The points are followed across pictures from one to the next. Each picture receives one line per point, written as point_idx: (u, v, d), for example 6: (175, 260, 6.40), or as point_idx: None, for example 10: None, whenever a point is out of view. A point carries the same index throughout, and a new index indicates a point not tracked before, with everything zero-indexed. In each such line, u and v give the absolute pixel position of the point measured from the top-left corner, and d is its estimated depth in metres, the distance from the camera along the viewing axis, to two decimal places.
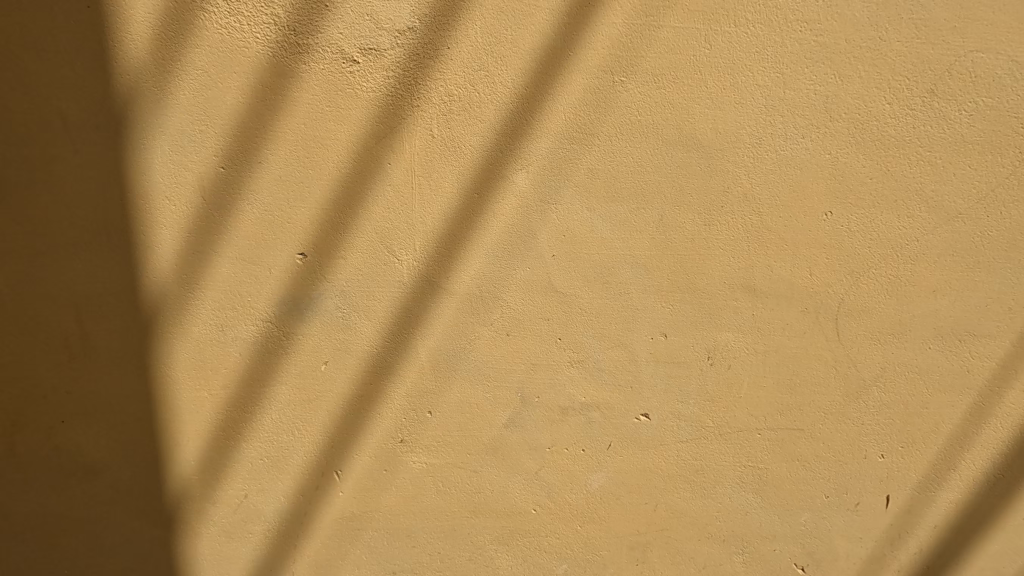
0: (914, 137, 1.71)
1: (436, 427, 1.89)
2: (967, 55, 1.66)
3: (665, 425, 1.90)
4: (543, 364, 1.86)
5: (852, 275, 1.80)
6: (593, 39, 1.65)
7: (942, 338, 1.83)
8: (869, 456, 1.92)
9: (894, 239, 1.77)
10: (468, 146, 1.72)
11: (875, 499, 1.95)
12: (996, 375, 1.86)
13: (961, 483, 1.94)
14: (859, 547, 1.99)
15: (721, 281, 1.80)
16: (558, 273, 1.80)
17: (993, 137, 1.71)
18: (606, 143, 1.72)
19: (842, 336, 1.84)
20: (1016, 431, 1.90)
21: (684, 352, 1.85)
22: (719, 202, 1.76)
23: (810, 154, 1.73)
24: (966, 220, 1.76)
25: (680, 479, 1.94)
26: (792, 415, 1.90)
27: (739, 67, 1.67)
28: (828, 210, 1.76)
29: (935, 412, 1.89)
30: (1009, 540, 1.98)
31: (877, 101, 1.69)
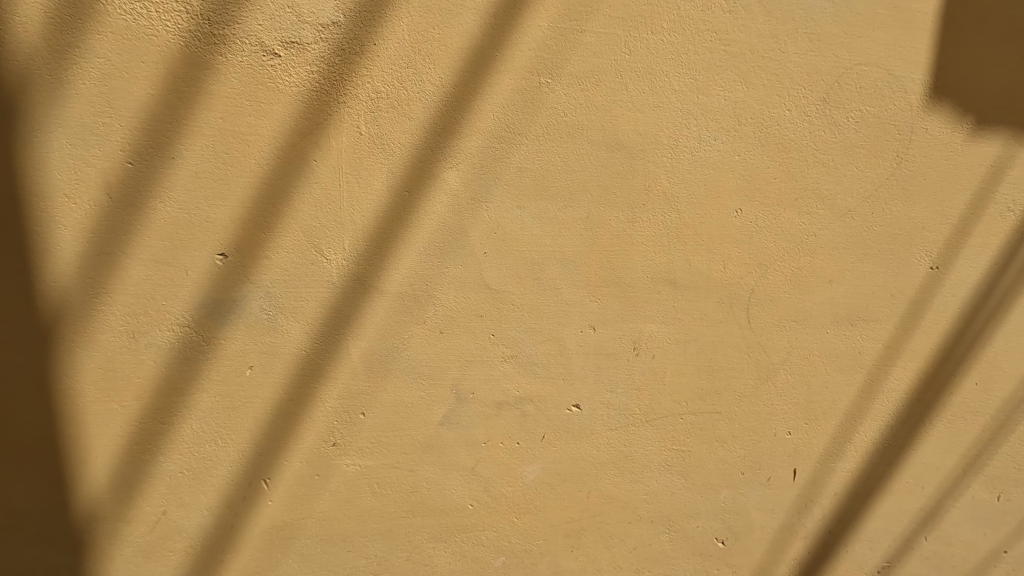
0: (811, 141, 1.88)
1: (370, 428, 1.87)
2: (853, 68, 1.85)
3: (596, 414, 1.98)
4: (477, 361, 1.88)
5: (761, 267, 1.95)
6: (520, 40, 1.69)
7: (838, 323, 2.03)
8: (778, 433, 2.09)
9: (796, 234, 1.94)
10: (397, 144, 1.71)
11: (784, 473, 2.12)
12: (883, 355, 2.08)
13: (856, 453, 2.15)
14: (772, 518, 2.15)
15: (644, 275, 1.90)
16: (491, 270, 1.83)
17: (877, 142, 1.91)
18: (535, 142, 1.77)
19: (753, 324, 1.99)
20: (900, 403, 2.13)
21: (612, 343, 1.93)
22: (641, 200, 1.85)
23: (722, 156, 1.86)
24: (855, 216, 1.96)
25: (611, 466, 2.02)
26: (710, 400, 2.03)
27: (657, 72, 1.77)
28: (738, 207, 1.90)
29: (833, 391, 2.08)
30: (897, 502, 2.21)
31: (779, 108, 1.85)
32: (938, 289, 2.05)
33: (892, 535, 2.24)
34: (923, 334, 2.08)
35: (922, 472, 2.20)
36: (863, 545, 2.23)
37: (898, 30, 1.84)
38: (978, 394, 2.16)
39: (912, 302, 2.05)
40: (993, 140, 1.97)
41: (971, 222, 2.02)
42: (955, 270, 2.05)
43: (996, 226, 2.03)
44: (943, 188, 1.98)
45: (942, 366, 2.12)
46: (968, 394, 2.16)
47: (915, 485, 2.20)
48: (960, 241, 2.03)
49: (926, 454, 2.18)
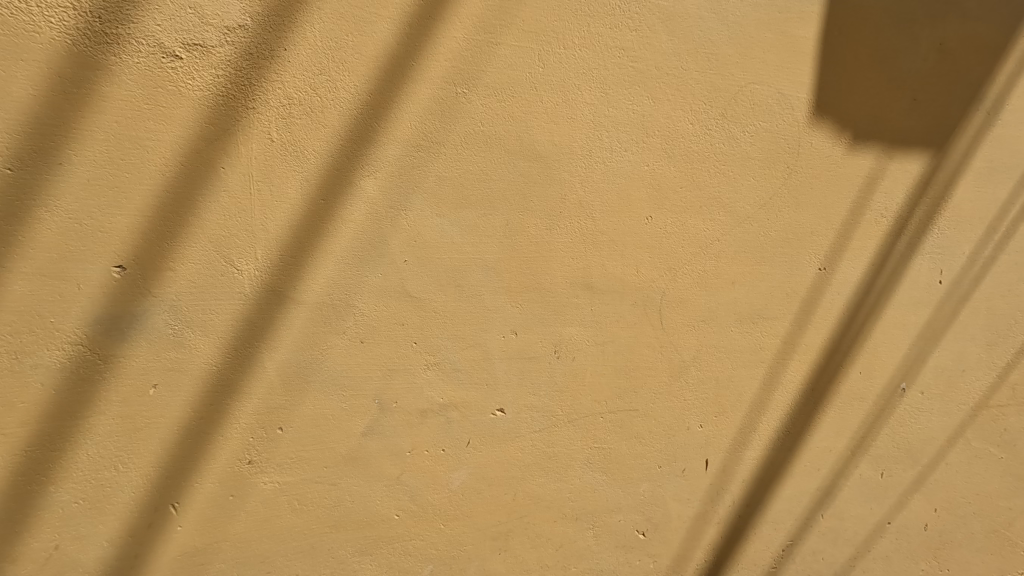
0: (713, 152, 2.02)
1: (289, 443, 1.81)
2: (746, 87, 2.01)
3: (520, 417, 2.02)
4: (400, 369, 1.87)
5: (671, 271, 2.07)
6: (436, 51, 1.72)
7: (741, 322, 2.19)
8: (691, 427, 2.22)
9: (701, 239, 2.07)
10: (311, 152, 1.68)
11: (698, 464, 2.26)
12: (781, 349, 2.26)
13: (761, 442, 2.32)
14: (688, 507, 2.28)
15: (563, 280, 1.97)
16: (412, 278, 1.83)
17: (770, 154, 2.09)
18: (453, 151, 1.79)
19: (665, 324, 2.10)
20: (796, 394, 2.32)
21: (533, 347, 1.98)
22: (558, 208, 1.92)
23: (633, 165, 1.96)
24: (753, 222, 2.12)
25: (536, 467, 2.07)
26: (628, 397, 2.13)
27: (570, 85, 1.85)
28: (649, 215, 2.00)
29: (739, 385, 2.24)
30: (797, 484, 2.40)
31: (683, 121, 1.98)
32: (826, 287, 2.26)
33: (794, 515, 2.43)
34: (815, 329, 2.28)
35: (817, 456, 2.40)
36: (769, 526, 2.40)
37: (784, 53, 2.03)
38: (862, 382, 2.40)
39: (804, 301, 2.24)
40: (867, 154, 2.20)
41: (852, 227, 2.24)
42: (840, 270, 2.26)
43: (873, 230, 2.26)
44: (828, 196, 2.19)
45: (831, 358, 2.33)
46: (854, 382, 2.39)
47: (812, 467, 2.41)
48: (843, 244, 2.24)
49: (820, 439, 2.39)
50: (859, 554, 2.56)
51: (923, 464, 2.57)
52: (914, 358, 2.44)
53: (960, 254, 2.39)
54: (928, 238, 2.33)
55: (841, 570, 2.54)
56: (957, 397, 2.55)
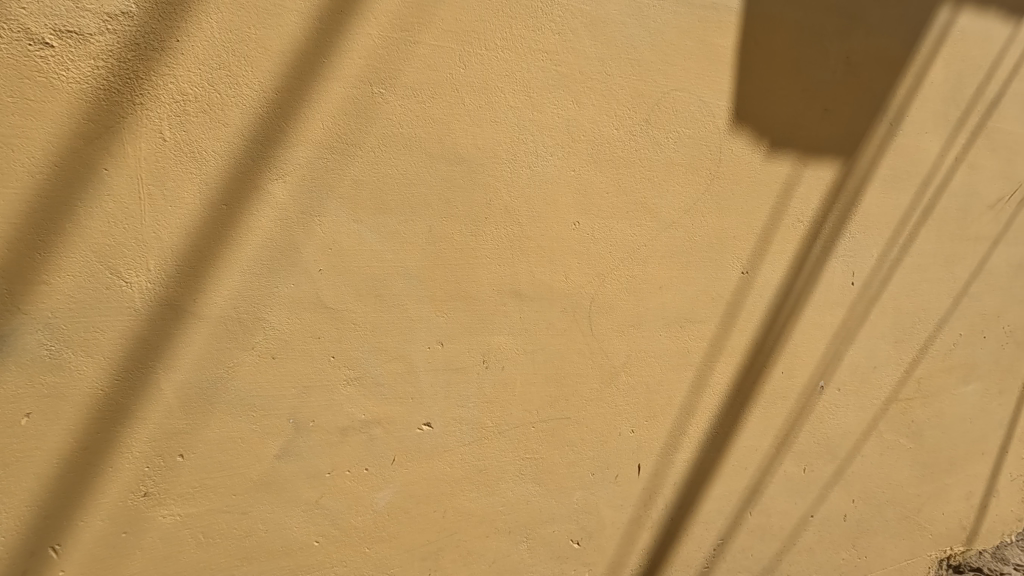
0: (638, 157, 2.03)
1: (192, 471, 1.65)
2: (669, 93, 2.03)
3: (448, 431, 1.94)
4: (317, 386, 1.75)
5: (600, 276, 2.05)
6: (349, 48, 1.63)
7: (669, 325, 2.20)
8: (623, 432, 2.21)
9: (629, 244, 2.08)
10: (210, 153, 1.55)
11: (630, 469, 2.25)
12: (708, 352, 2.30)
13: (691, 444, 2.35)
14: (622, 513, 2.27)
15: (490, 287, 1.91)
16: (328, 289, 1.72)
17: (693, 160, 2.12)
18: (370, 154, 1.70)
19: (595, 331, 2.09)
20: (724, 395, 2.37)
21: (461, 357, 1.91)
22: (483, 213, 1.86)
23: (559, 170, 1.93)
24: (679, 227, 2.14)
25: (466, 481, 1.99)
26: (560, 405, 2.09)
27: (493, 87, 1.80)
28: (576, 220, 1.98)
29: (668, 389, 2.26)
30: (726, 484, 2.45)
31: (608, 126, 1.97)
32: (748, 290, 2.31)
33: (724, 514, 2.47)
34: (740, 331, 2.33)
35: (744, 455, 2.46)
36: (701, 527, 2.43)
37: (704, 61, 2.06)
38: (784, 381, 2.48)
39: (729, 304, 2.29)
40: (784, 160, 2.27)
41: (771, 232, 2.31)
42: (762, 274, 2.32)
43: (791, 235, 2.34)
44: (748, 202, 2.24)
45: (755, 359, 2.39)
46: (777, 381, 2.46)
47: (739, 466, 2.46)
48: (764, 248, 2.31)
49: (747, 438, 2.45)
50: (785, 548, 2.64)
51: (841, 458, 2.69)
52: (830, 357, 2.55)
53: (869, 256, 2.52)
54: (841, 242, 2.44)
55: (769, 565, 2.61)
56: (870, 392, 2.68)
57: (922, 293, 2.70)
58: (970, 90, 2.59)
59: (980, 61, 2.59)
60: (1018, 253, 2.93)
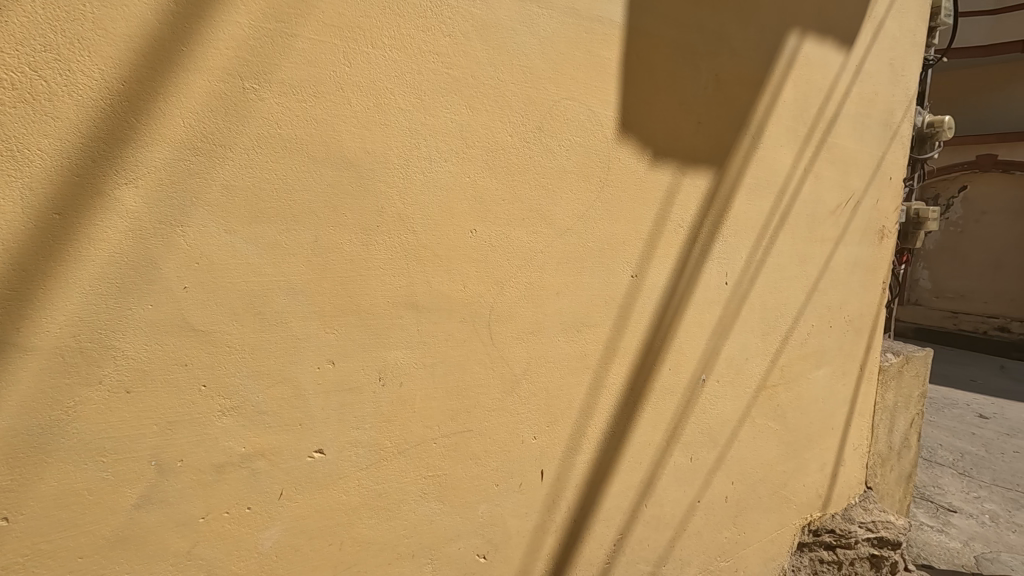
0: (532, 164, 2.03)
1: (22, 536, 1.37)
2: (560, 102, 2.06)
3: (342, 457, 1.80)
4: (186, 420, 1.53)
5: (498, 285, 2.02)
6: (213, 36, 1.45)
7: (567, 330, 2.23)
8: (525, 440, 2.20)
9: (526, 251, 2.07)
10: (37, 151, 1.29)
11: (533, 476, 2.25)
12: (603, 354, 2.36)
13: (590, 445, 2.40)
14: (526, 521, 2.26)
15: (384, 300, 1.80)
16: (195, 309, 1.51)
17: (584, 168, 2.16)
18: (243, 156, 1.52)
19: (495, 340, 2.05)
20: (619, 395, 2.45)
21: (354, 376, 1.78)
22: (374, 222, 1.74)
23: (453, 177, 1.87)
24: (573, 234, 2.18)
25: (364, 508, 1.86)
26: (461, 419, 2.03)
27: (381, 88, 1.70)
28: (473, 228, 1.93)
29: (568, 393, 2.29)
30: (623, 480, 2.53)
31: (501, 133, 1.94)
32: (638, 293, 2.42)
33: (622, 510, 2.56)
34: (631, 333, 2.43)
35: (639, 451, 2.56)
36: (601, 525, 2.50)
37: (591, 71, 2.12)
38: (672, 377, 2.62)
39: (621, 307, 2.37)
40: (666, 169, 2.40)
41: (657, 237, 2.43)
42: (649, 277, 2.44)
43: (674, 240, 2.48)
44: (635, 209, 2.34)
45: (646, 358, 2.50)
46: (666, 378, 2.59)
47: (635, 462, 2.56)
48: (651, 253, 2.42)
49: (641, 434, 2.55)
50: (677, 535, 2.79)
51: (721, 444, 2.90)
52: (710, 352, 2.74)
53: (739, 258, 2.75)
54: (716, 245, 2.64)
55: (663, 552, 2.75)
56: (743, 382, 2.93)
57: (782, 290, 3.00)
58: (814, 109, 2.94)
59: (821, 84, 2.94)
60: (854, 253, 3.38)
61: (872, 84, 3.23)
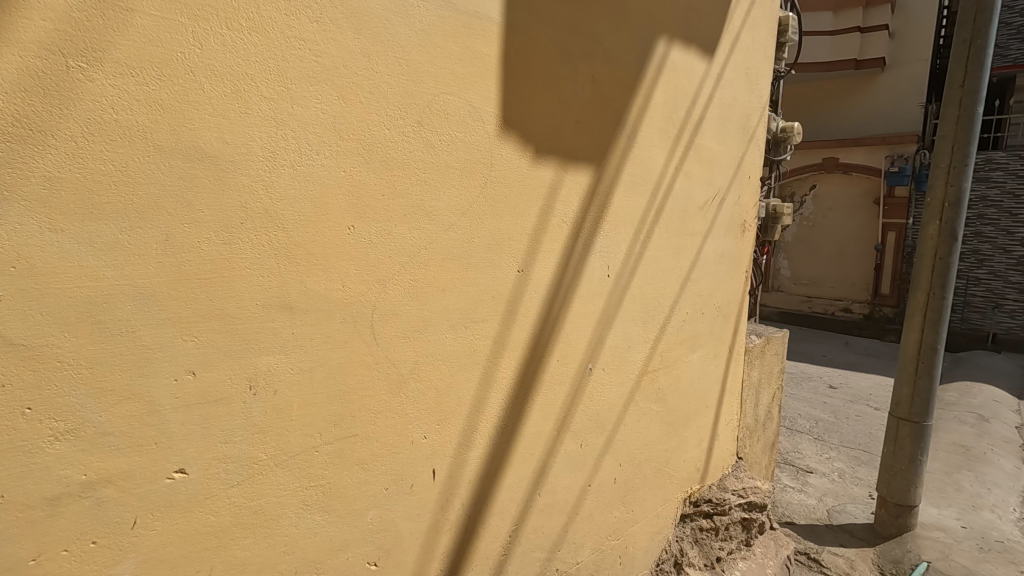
0: (412, 160, 1.99)
1: None
2: (439, 96, 2.04)
3: (208, 475, 1.65)
4: (5, 450, 1.32)
5: (380, 283, 1.96)
6: (25, 5, 1.26)
7: (454, 327, 2.22)
8: (415, 440, 2.16)
9: (408, 248, 2.02)
10: None
11: (425, 476, 2.21)
12: (492, 349, 2.38)
13: (482, 440, 2.41)
14: (420, 523, 2.22)
15: (252, 303, 1.67)
16: (12, 320, 1.31)
17: (467, 163, 2.16)
18: (69, 144, 1.33)
19: (379, 340, 1.99)
20: (509, 388, 2.48)
21: (219, 387, 1.64)
22: (237, 219, 1.61)
23: (327, 171, 1.78)
24: (457, 230, 2.16)
25: (238, 528, 1.72)
26: (345, 424, 1.94)
27: (239, 74, 1.57)
28: (351, 225, 1.85)
29: (457, 390, 2.27)
30: (517, 472, 2.58)
31: (379, 127, 1.88)
32: (525, 287, 2.46)
33: (516, 502, 2.60)
34: (519, 327, 2.47)
35: (530, 442, 2.62)
36: (496, 518, 2.52)
37: (470, 66, 2.11)
38: (560, 368, 2.70)
39: (508, 302, 2.40)
40: (547, 167, 2.46)
41: (541, 232, 2.49)
42: (535, 272, 2.49)
43: (557, 234, 2.56)
44: (519, 205, 2.38)
45: (535, 351, 2.56)
46: (554, 369, 2.67)
47: (527, 453, 2.61)
48: (536, 248, 2.48)
49: (532, 425, 2.61)
50: (570, 520, 2.90)
51: (609, 429, 3.05)
52: (595, 342, 2.86)
53: (619, 252, 2.90)
54: (598, 239, 2.76)
55: (557, 538, 2.84)
56: (627, 369, 3.10)
57: (659, 281, 3.21)
58: (682, 113, 3.16)
59: (687, 89, 3.17)
60: (720, 245, 3.69)
61: (731, 90, 3.54)
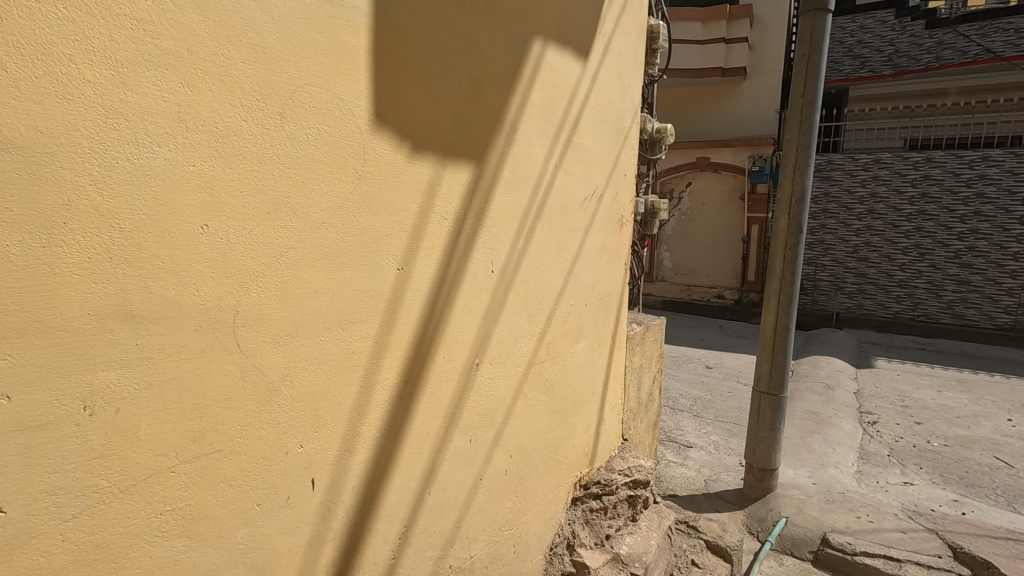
0: (274, 154, 1.87)
1: None
2: (303, 87, 1.93)
3: (34, 510, 1.45)
4: None
5: (242, 285, 1.83)
6: None
7: (330, 330, 2.13)
8: (290, 450, 2.05)
9: (274, 248, 1.90)
10: None
11: (302, 487, 2.11)
12: (373, 351, 2.32)
13: (366, 444, 2.34)
14: (299, 536, 2.12)
15: (83, 313, 1.48)
16: None
17: (337, 158, 2.07)
18: None
19: (243, 347, 1.86)
20: (392, 389, 2.43)
21: (44, 410, 1.44)
22: (59, 218, 1.42)
23: (172, 165, 1.62)
24: (329, 228, 2.08)
25: (75, 567, 1.53)
26: (206, 439, 1.80)
27: (54, 53, 1.39)
28: (204, 224, 1.71)
29: (336, 395, 2.19)
30: (404, 473, 2.53)
31: (233, 118, 1.75)
32: (406, 286, 2.42)
33: (405, 504, 2.56)
34: (402, 326, 2.43)
35: (418, 442, 2.58)
36: (384, 522, 2.47)
37: (336, 57, 2.03)
38: (446, 365, 2.69)
39: (388, 302, 2.35)
40: (425, 163, 2.44)
41: (421, 229, 2.46)
42: (416, 269, 2.46)
43: (438, 231, 2.54)
44: (396, 202, 2.33)
45: (419, 350, 2.53)
46: (440, 367, 2.66)
47: (415, 453, 2.58)
48: (416, 246, 2.45)
49: (419, 424, 2.58)
50: (462, 515, 2.91)
51: (498, 422, 3.09)
52: (481, 337, 2.89)
53: (502, 248, 2.94)
54: (480, 236, 2.78)
55: (449, 535, 2.84)
56: (514, 363, 3.16)
57: (543, 276, 3.31)
58: (559, 112, 3.27)
59: (563, 89, 3.28)
60: (600, 240, 3.87)
61: (605, 92, 3.72)
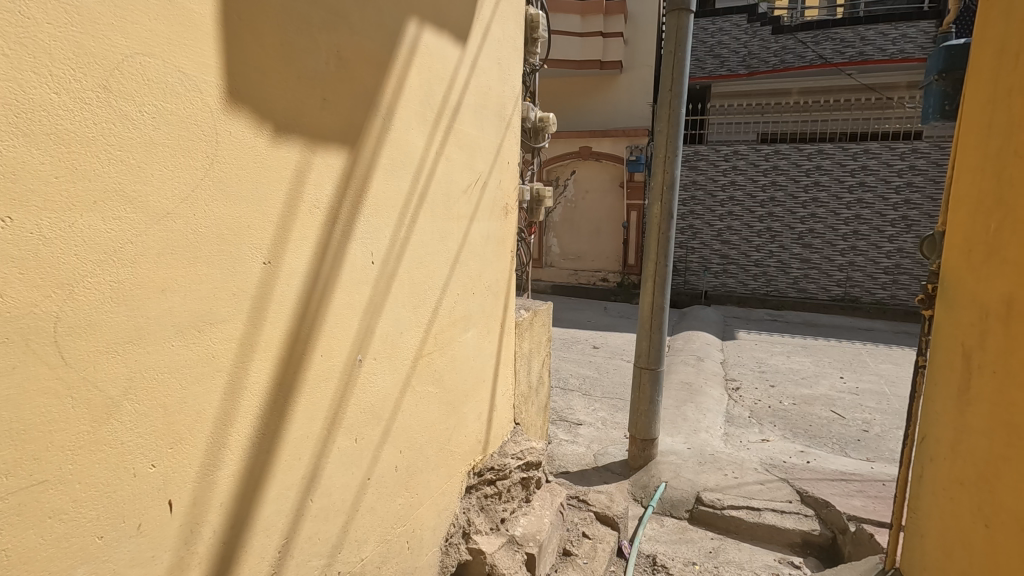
0: (99, 133, 1.61)
1: None
2: (133, 57, 1.68)
3: None
4: None
5: (64, 287, 1.56)
6: None
7: (182, 333, 1.90)
8: (139, 471, 1.81)
9: (105, 242, 1.65)
10: None
11: (158, 511, 1.88)
12: (238, 354, 2.11)
13: (235, 455, 2.13)
14: (155, 565, 1.89)
15: None
16: None
17: (181, 141, 1.84)
18: None
19: (70, 359, 1.60)
20: (264, 394, 2.24)
21: None
22: None
23: None
24: (175, 219, 1.84)
25: None
26: (25, 469, 1.53)
27: None
28: (4, 217, 1.43)
29: (195, 405, 1.96)
30: (281, 482, 2.35)
31: (39, 88, 1.48)
32: (274, 282, 2.23)
33: (283, 515, 2.39)
34: (271, 325, 2.24)
35: (296, 447, 2.41)
36: (261, 537, 2.29)
37: (174, 25, 1.79)
38: (325, 364, 2.53)
39: (254, 299, 2.15)
40: (291, 149, 2.25)
41: (289, 219, 2.27)
42: (286, 264, 2.27)
43: (310, 221, 2.36)
44: (259, 189, 2.12)
45: (293, 349, 2.35)
46: (319, 366, 2.49)
47: (294, 459, 2.41)
48: (284, 238, 2.26)
49: (297, 429, 2.40)
50: (349, 518, 2.78)
51: (385, 418, 2.98)
52: (363, 332, 2.76)
53: (382, 238, 2.82)
54: (357, 226, 2.64)
55: (336, 541, 2.70)
56: (399, 357, 3.06)
57: (427, 266, 3.22)
58: (438, 97, 3.18)
59: (441, 74, 3.19)
60: (485, 228, 3.87)
61: (485, 79, 3.68)
